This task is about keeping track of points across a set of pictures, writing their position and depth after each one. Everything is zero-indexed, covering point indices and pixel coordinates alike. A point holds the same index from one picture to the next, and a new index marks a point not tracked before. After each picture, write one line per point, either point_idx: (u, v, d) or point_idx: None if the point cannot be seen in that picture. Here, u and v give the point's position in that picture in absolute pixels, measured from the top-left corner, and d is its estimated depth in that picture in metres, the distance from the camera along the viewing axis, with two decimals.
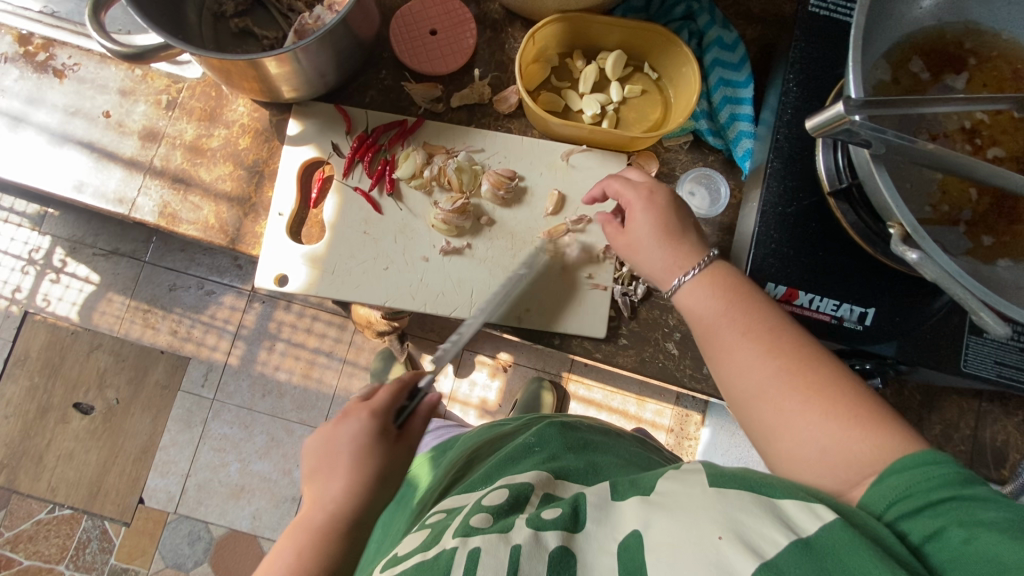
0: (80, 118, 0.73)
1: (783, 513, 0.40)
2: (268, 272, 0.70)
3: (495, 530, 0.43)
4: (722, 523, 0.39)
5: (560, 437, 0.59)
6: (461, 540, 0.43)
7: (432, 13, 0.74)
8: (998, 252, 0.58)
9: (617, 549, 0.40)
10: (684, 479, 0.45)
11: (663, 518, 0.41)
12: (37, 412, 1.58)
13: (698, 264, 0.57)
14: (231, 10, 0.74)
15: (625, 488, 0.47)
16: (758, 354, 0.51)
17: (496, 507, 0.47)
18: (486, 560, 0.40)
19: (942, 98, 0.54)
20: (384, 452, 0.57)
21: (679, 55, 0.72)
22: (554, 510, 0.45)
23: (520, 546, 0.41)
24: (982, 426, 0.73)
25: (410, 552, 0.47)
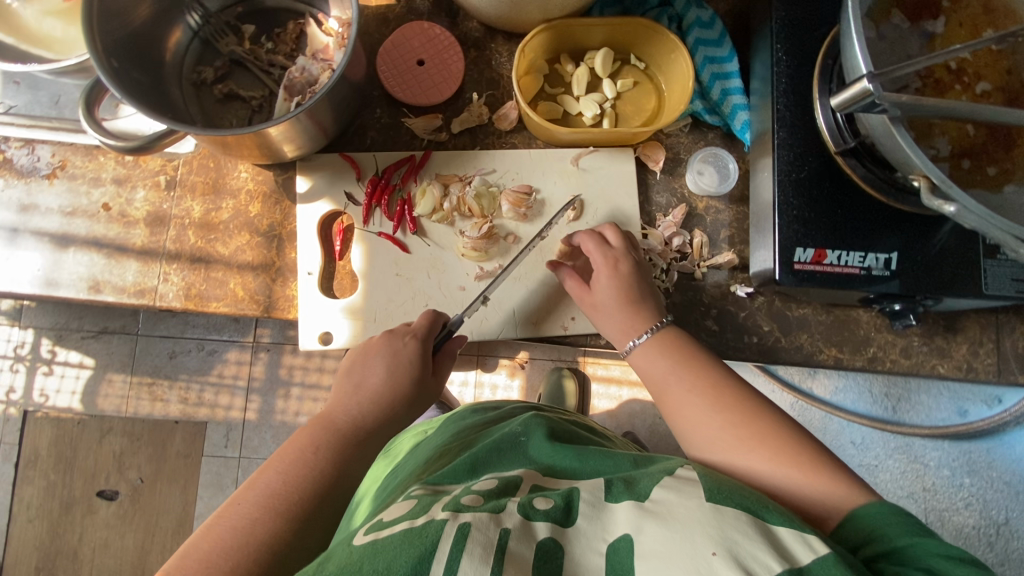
0: (80, 216, 0.71)
1: (778, 539, 0.42)
2: (311, 333, 0.70)
3: (487, 510, 0.44)
4: (715, 540, 0.41)
5: (547, 429, 0.59)
6: (452, 514, 0.43)
7: (416, 43, 0.74)
8: (1003, 180, 0.62)
9: (607, 551, 0.42)
10: (679, 488, 0.46)
11: (655, 525, 0.43)
12: (61, 509, 1.54)
13: (654, 325, 0.66)
14: (212, 77, 0.72)
15: (619, 489, 0.48)
16: (705, 408, 0.59)
17: (487, 490, 0.47)
18: (477, 535, 0.41)
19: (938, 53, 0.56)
20: (411, 380, 0.64)
21: (666, 43, 0.74)
22: (546, 501, 0.46)
23: (510, 529, 0.43)
24: (1002, 336, 0.78)
25: (397, 517, 0.44)
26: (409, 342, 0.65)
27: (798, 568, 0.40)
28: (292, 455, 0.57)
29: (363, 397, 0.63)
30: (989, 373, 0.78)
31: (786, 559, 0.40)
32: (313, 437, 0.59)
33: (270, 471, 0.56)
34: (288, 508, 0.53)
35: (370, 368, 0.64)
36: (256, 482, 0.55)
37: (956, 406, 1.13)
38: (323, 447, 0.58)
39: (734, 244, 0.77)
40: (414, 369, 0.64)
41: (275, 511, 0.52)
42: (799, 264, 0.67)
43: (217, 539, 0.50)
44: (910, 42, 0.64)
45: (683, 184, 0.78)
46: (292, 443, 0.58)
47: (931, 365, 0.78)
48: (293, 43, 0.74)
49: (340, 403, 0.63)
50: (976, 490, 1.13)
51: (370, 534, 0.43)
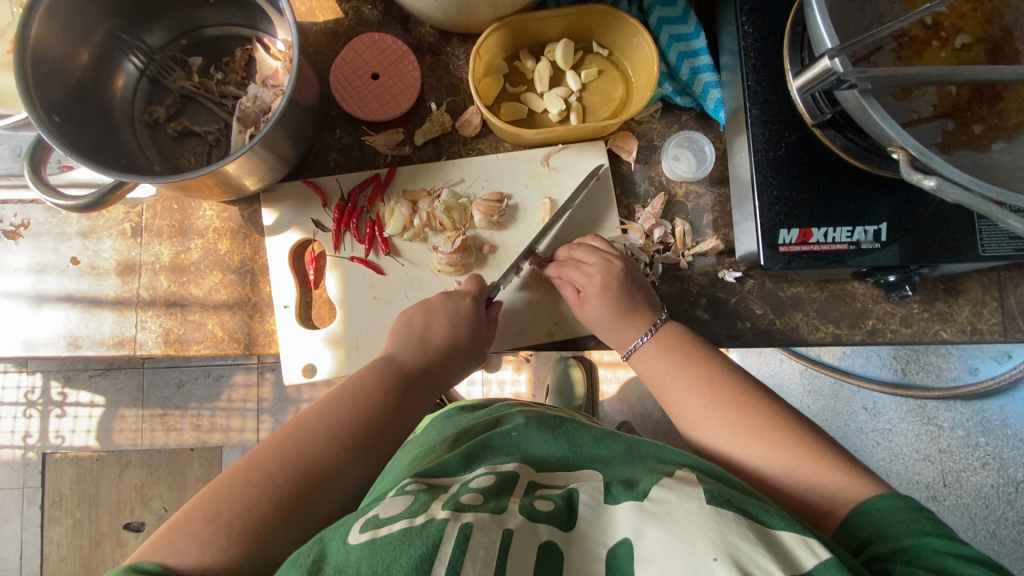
0: (50, 273, 0.70)
1: (782, 544, 0.40)
2: (294, 366, 0.70)
3: (488, 509, 0.43)
4: (716, 544, 0.39)
5: (536, 418, 0.57)
6: (453, 514, 0.41)
7: (368, 57, 0.71)
8: (990, 137, 0.59)
9: (606, 555, 0.41)
10: (680, 488, 0.45)
11: (656, 529, 0.41)
12: (91, 544, 1.57)
13: (652, 327, 0.66)
14: (164, 116, 0.70)
15: (619, 491, 0.46)
16: (703, 405, 0.61)
17: (487, 488, 0.46)
18: (479, 537, 0.39)
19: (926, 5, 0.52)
20: (470, 337, 0.66)
21: (627, 28, 0.71)
22: (547, 503, 0.45)
23: (512, 531, 0.41)
24: (1006, 293, 0.75)
25: (395, 515, 0.41)
26: (467, 304, 0.66)
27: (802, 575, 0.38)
28: (360, 390, 0.59)
29: (426, 347, 0.65)
30: (995, 333, 0.75)
31: (790, 566, 0.38)
32: (381, 378, 0.61)
33: (340, 402, 0.58)
34: (357, 440, 0.55)
35: (432, 319, 0.66)
36: (325, 410, 0.57)
37: (966, 364, 1.11)
38: (389, 390, 0.60)
39: (719, 228, 0.75)
40: (472, 326, 0.66)
41: (343, 438, 0.55)
42: (784, 245, 0.65)
43: (292, 458, 0.52)
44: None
45: (660, 171, 0.75)
46: (361, 379, 0.61)
47: (934, 331, 0.75)
48: (243, 71, 0.72)
49: (403, 349, 0.64)
50: (993, 450, 1.11)
51: (366, 532, 0.40)
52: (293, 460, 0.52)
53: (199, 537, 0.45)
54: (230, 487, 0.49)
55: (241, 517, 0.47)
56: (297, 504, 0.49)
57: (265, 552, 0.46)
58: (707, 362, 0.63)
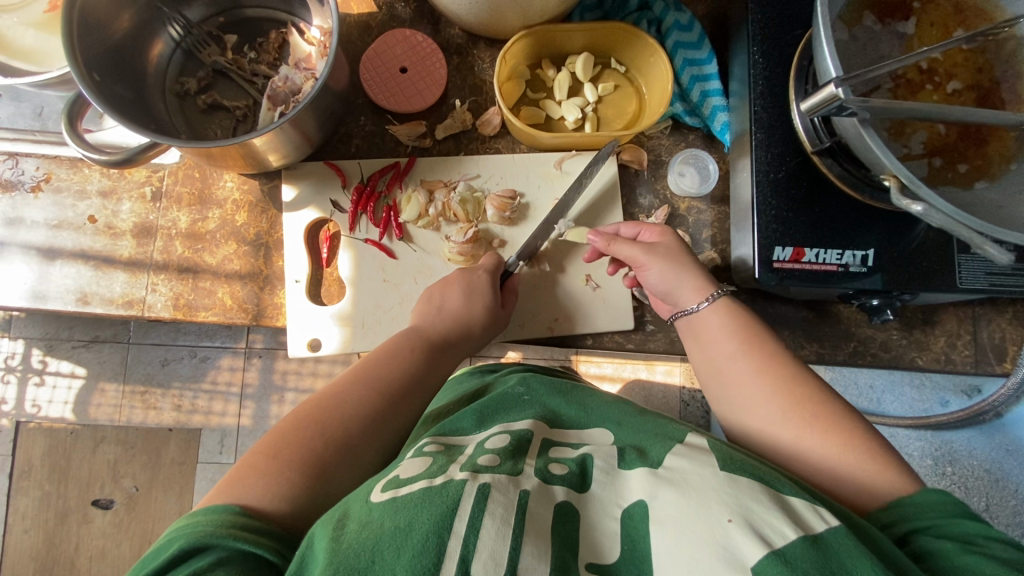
0: (66, 229, 0.71)
1: (793, 508, 0.42)
2: (300, 339, 0.71)
3: (505, 471, 0.45)
4: (730, 507, 0.41)
5: (547, 384, 0.63)
6: (472, 475, 0.44)
7: (398, 51, 0.74)
8: (974, 176, 0.63)
9: (621, 515, 0.44)
10: (693, 456, 0.47)
11: (670, 492, 0.43)
12: (56, 519, 1.54)
13: (711, 295, 0.64)
14: (195, 87, 0.73)
15: (632, 458, 0.49)
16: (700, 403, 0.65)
17: (502, 450, 0.49)
18: (497, 496, 0.42)
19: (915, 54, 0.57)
20: (486, 308, 0.69)
21: (646, 47, 0.75)
22: (562, 468, 0.48)
23: (529, 490, 0.44)
24: (979, 329, 0.80)
25: (413, 476, 0.45)
26: (481, 275, 0.70)
27: (816, 537, 0.40)
28: (392, 350, 0.64)
29: (447, 316, 0.68)
30: (967, 365, 0.80)
31: (804, 528, 0.41)
32: (409, 340, 0.66)
33: (378, 360, 0.63)
34: (394, 392, 0.60)
35: (450, 292, 0.69)
36: (364, 368, 0.62)
37: (937, 396, 1.15)
38: (417, 349, 0.65)
39: (717, 243, 0.79)
40: (486, 297, 0.69)
41: (381, 390, 0.59)
42: (778, 262, 0.69)
43: (340, 410, 0.56)
44: (882, 43, 0.65)
45: (666, 184, 0.79)
46: (391, 343, 0.65)
47: (910, 357, 0.79)
48: (276, 53, 0.75)
49: (428, 317, 0.68)
50: (959, 479, 1.16)
51: (387, 492, 0.43)
52: (338, 408, 0.56)
53: (259, 470, 0.48)
54: (282, 433, 0.53)
55: (295, 456, 0.50)
56: (345, 443, 0.53)
57: (322, 480, 0.50)
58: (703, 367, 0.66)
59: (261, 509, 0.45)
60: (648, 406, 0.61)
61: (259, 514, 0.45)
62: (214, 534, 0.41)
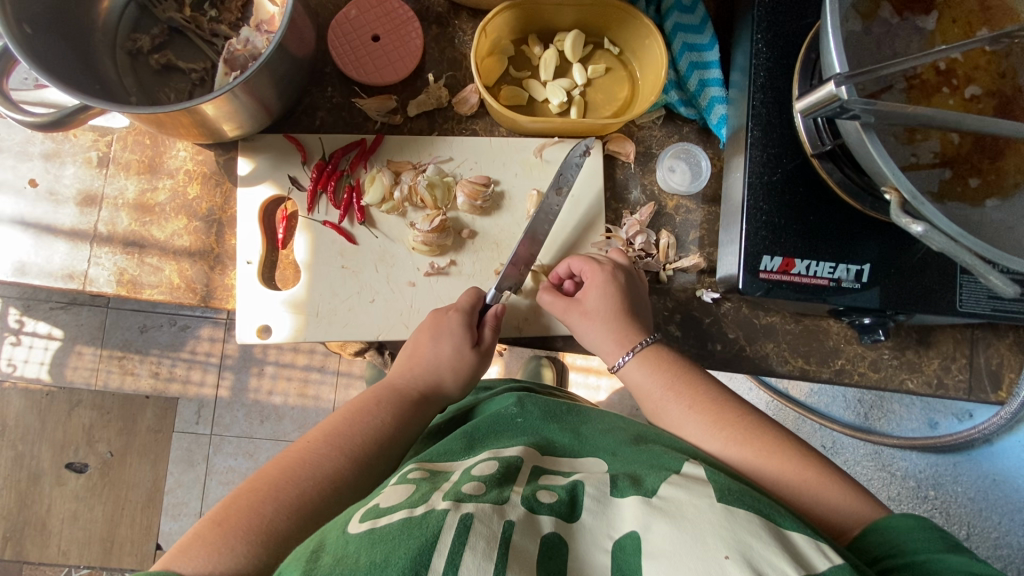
0: (5, 192, 0.67)
1: (794, 545, 0.40)
2: (250, 325, 0.67)
3: (490, 500, 0.42)
4: (728, 543, 0.38)
5: (541, 405, 0.58)
6: (453, 504, 0.40)
7: (371, 17, 0.68)
8: (985, 192, 0.58)
9: (614, 547, 0.40)
10: (690, 485, 0.44)
11: (663, 523, 0.40)
12: (29, 479, 1.53)
13: (638, 345, 0.63)
14: (148, 46, 0.67)
15: (625, 484, 0.45)
16: (670, 420, 0.60)
17: (488, 478, 0.45)
18: (479, 527, 0.38)
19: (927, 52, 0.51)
20: (459, 350, 0.64)
21: (641, 28, 0.69)
22: (551, 494, 0.44)
23: (514, 521, 0.40)
24: (976, 353, 0.75)
25: (394, 506, 0.42)
26: (452, 316, 0.64)
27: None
28: (360, 406, 0.59)
29: (417, 364, 0.63)
30: (960, 391, 0.75)
31: (805, 567, 0.38)
32: (377, 392, 0.61)
33: (343, 416, 0.58)
34: (363, 451, 0.54)
35: (421, 338, 0.64)
36: (333, 425, 0.57)
37: (926, 417, 1.11)
38: (385, 401, 0.60)
39: (703, 246, 0.73)
40: (457, 338, 0.63)
41: (349, 451, 0.54)
42: (765, 272, 0.64)
43: (301, 469, 0.51)
44: (899, 38, 0.59)
45: (653, 180, 0.74)
46: (360, 398, 0.60)
47: (900, 379, 0.75)
48: (238, 12, 0.69)
49: (398, 369, 0.64)
50: (941, 504, 1.12)
51: (366, 522, 0.40)
52: (301, 470, 0.51)
53: (206, 541, 0.45)
54: (238, 496, 0.49)
55: (245, 520, 0.46)
56: (300, 505, 0.49)
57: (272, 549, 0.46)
58: (675, 380, 0.61)
59: None
60: (646, 428, 0.57)
61: None
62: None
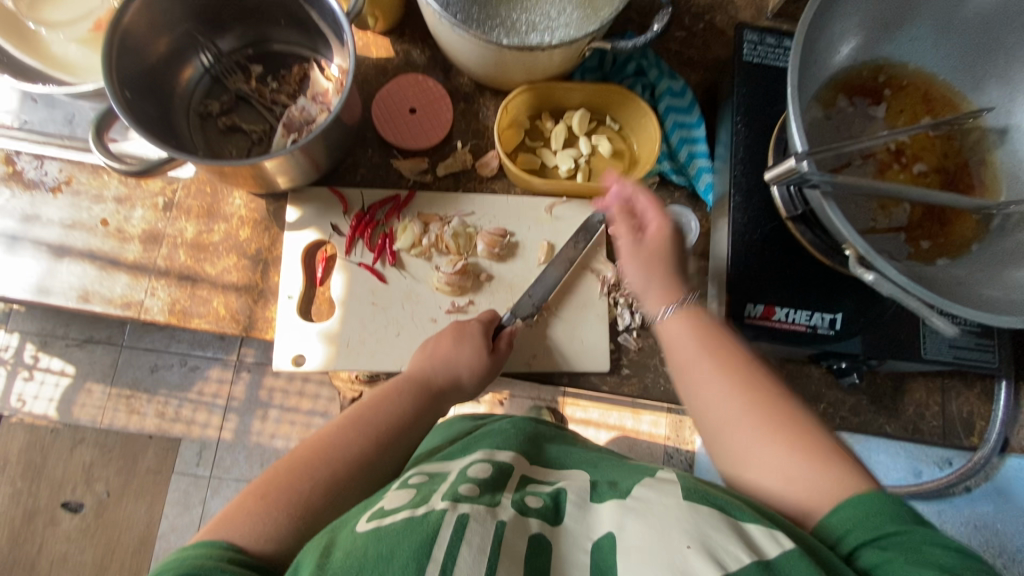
0: (78, 230, 0.75)
1: (749, 536, 0.45)
2: (286, 353, 0.74)
3: (483, 502, 0.47)
4: (691, 534, 0.43)
5: (531, 431, 0.66)
6: (451, 504, 0.46)
7: (409, 93, 0.80)
8: (936, 253, 0.68)
9: (591, 548, 0.46)
10: (660, 488, 0.51)
11: (637, 522, 0.46)
12: (23, 518, 1.52)
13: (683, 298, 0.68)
14: (217, 110, 0.79)
15: (603, 490, 0.52)
16: None
17: (483, 483, 0.51)
18: (475, 525, 0.43)
19: (861, 140, 0.63)
20: (476, 354, 0.69)
21: (638, 109, 0.81)
22: (537, 500, 0.50)
23: (505, 521, 0.45)
24: (948, 401, 0.82)
25: (398, 507, 0.47)
26: (473, 324, 0.71)
27: (768, 562, 0.42)
28: (382, 396, 0.65)
29: (435, 360, 0.69)
30: (935, 435, 0.81)
31: (757, 553, 0.43)
32: (397, 383, 0.67)
33: (367, 406, 0.64)
34: (382, 438, 0.61)
35: (442, 337, 0.71)
36: (358, 412, 0.63)
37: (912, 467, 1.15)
38: (405, 393, 0.66)
39: (695, 295, 0.82)
40: (477, 342, 0.70)
41: (372, 437, 0.61)
42: (749, 318, 0.72)
43: (331, 451, 0.58)
44: (854, 122, 0.71)
45: None
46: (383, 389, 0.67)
47: (879, 423, 0.81)
48: (296, 85, 0.80)
49: (417, 362, 0.69)
50: None
51: (372, 521, 0.45)
52: (332, 450, 0.58)
53: (248, 512, 0.51)
54: (277, 474, 0.55)
55: (283, 498, 0.53)
56: (329, 486, 0.55)
57: (306, 524, 0.52)
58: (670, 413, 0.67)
59: (252, 550, 0.49)
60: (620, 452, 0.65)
61: (249, 554, 0.48)
62: (208, 567, 0.45)
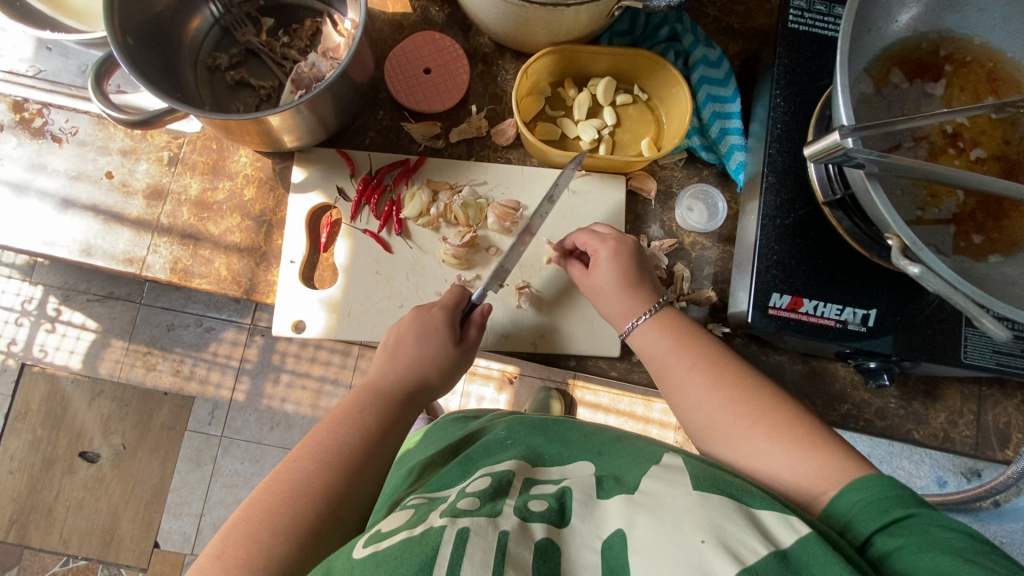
0: (83, 181, 0.74)
1: (762, 524, 0.43)
2: (286, 319, 0.72)
3: (483, 514, 0.45)
4: (705, 529, 0.42)
5: (529, 424, 0.63)
6: (449, 520, 0.44)
7: (424, 52, 0.76)
8: (988, 249, 0.61)
9: (602, 548, 0.43)
10: (667, 479, 0.49)
11: (645, 519, 0.44)
12: (43, 464, 1.57)
13: (654, 307, 0.66)
14: (226, 63, 0.75)
15: (609, 486, 0.50)
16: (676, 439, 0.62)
17: (482, 493, 0.49)
18: (476, 539, 0.41)
19: (917, 117, 0.56)
20: (440, 349, 0.66)
21: (669, 78, 0.75)
22: (541, 503, 0.47)
23: (508, 531, 0.43)
24: (983, 410, 0.76)
25: (395, 529, 0.46)
26: (436, 312, 0.67)
27: (785, 553, 0.41)
28: (339, 415, 0.59)
29: (399, 363, 0.65)
30: (967, 446, 0.76)
31: (772, 544, 0.41)
32: (358, 397, 0.62)
33: (323, 426, 0.58)
34: (344, 461, 0.55)
35: (405, 336, 0.66)
36: (314, 436, 0.57)
37: (936, 476, 1.09)
38: (369, 405, 0.61)
39: (717, 282, 0.77)
40: (441, 335, 0.66)
41: (332, 462, 0.55)
42: (774, 309, 0.67)
43: (288, 487, 0.52)
44: (907, 100, 0.64)
45: (672, 217, 0.79)
46: (342, 405, 0.61)
47: (906, 429, 0.76)
48: (308, 40, 0.77)
49: (380, 370, 0.65)
50: None
51: (369, 546, 0.43)
52: (288, 489, 0.52)
53: None
54: (233, 526, 0.50)
55: (241, 551, 0.48)
56: (292, 527, 0.50)
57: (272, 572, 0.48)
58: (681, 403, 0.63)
59: None
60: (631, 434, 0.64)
61: None
62: None
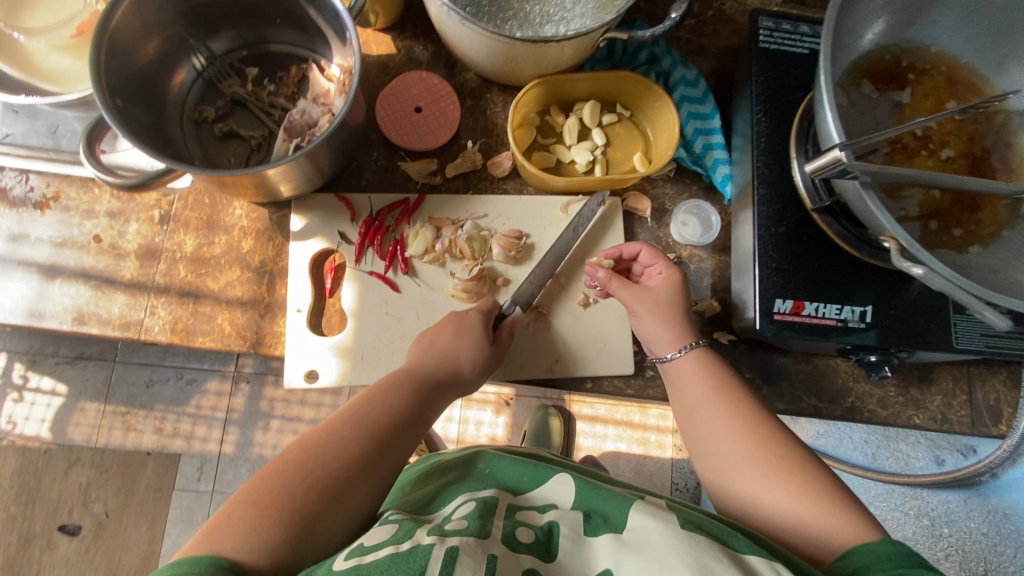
0: (69, 248, 0.71)
1: (750, 566, 0.44)
2: (298, 369, 0.71)
3: (472, 533, 0.45)
4: (691, 566, 0.42)
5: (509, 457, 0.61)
6: (438, 539, 0.43)
7: (413, 92, 0.76)
8: (969, 241, 0.65)
9: None
10: (655, 517, 0.49)
11: (632, 558, 0.44)
12: (19, 544, 1.46)
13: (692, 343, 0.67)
14: (213, 116, 0.74)
15: (597, 522, 0.49)
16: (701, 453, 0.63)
17: (470, 515, 0.48)
18: (465, 559, 0.41)
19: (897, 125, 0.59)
20: (476, 345, 0.68)
21: (651, 96, 0.78)
22: (529, 534, 0.48)
23: (496, 557, 0.43)
24: (974, 389, 0.80)
25: (380, 543, 0.44)
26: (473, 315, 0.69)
27: None
28: (380, 389, 0.61)
29: (433, 353, 0.66)
30: (963, 425, 0.80)
31: None
32: (398, 378, 0.62)
33: (363, 400, 0.59)
34: (388, 437, 0.56)
35: (442, 330, 0.68)
36: (356, 409, 0.58)
37: (933, 454, 1.15)
38: (405, 386, 0.62)
39: (717, 291, 0.80)
40: (478, 333, 0.67)
41: (373, 432, 0.56)
42: (778, 314, 0.70)
43: (331, 451, 0.53)
44: (878, 109, 0.69)
45: (668, 233, 0.81)
46: (381, 382, 0.62)
47: (907, 415, 0.79)
48: (295, 86, 0.76)
49: (415, 355, 0.66)
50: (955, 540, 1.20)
51: (351, 559, 0.42)
52: (329, 452, 0.52)
53: (242, 521, 0.46)
54: (269, 477, 0.50)
55: (281, 502, 0.48)
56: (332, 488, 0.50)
57: (308, 530, 0.47)
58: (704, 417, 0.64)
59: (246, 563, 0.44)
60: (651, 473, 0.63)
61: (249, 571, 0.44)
62: None
